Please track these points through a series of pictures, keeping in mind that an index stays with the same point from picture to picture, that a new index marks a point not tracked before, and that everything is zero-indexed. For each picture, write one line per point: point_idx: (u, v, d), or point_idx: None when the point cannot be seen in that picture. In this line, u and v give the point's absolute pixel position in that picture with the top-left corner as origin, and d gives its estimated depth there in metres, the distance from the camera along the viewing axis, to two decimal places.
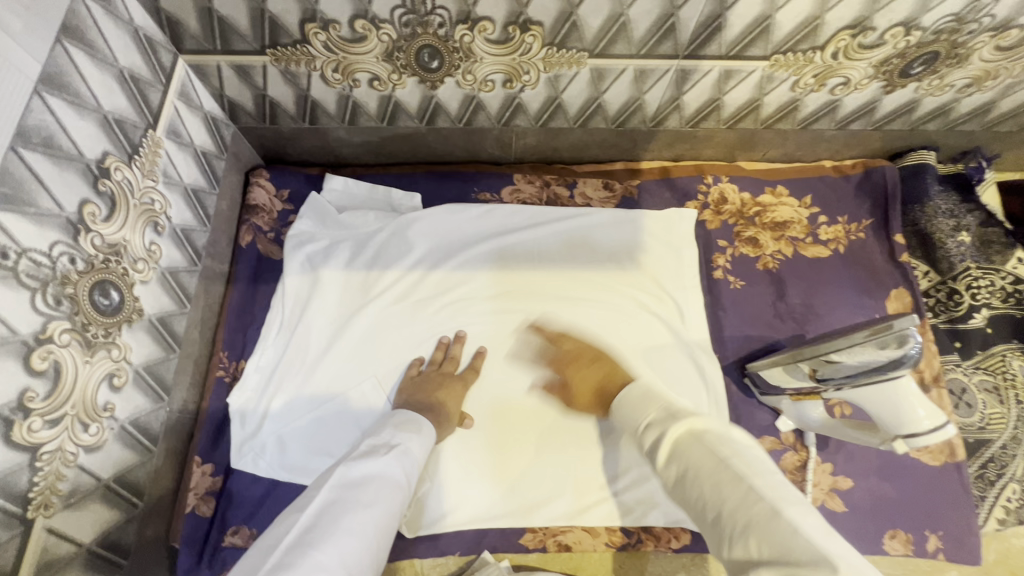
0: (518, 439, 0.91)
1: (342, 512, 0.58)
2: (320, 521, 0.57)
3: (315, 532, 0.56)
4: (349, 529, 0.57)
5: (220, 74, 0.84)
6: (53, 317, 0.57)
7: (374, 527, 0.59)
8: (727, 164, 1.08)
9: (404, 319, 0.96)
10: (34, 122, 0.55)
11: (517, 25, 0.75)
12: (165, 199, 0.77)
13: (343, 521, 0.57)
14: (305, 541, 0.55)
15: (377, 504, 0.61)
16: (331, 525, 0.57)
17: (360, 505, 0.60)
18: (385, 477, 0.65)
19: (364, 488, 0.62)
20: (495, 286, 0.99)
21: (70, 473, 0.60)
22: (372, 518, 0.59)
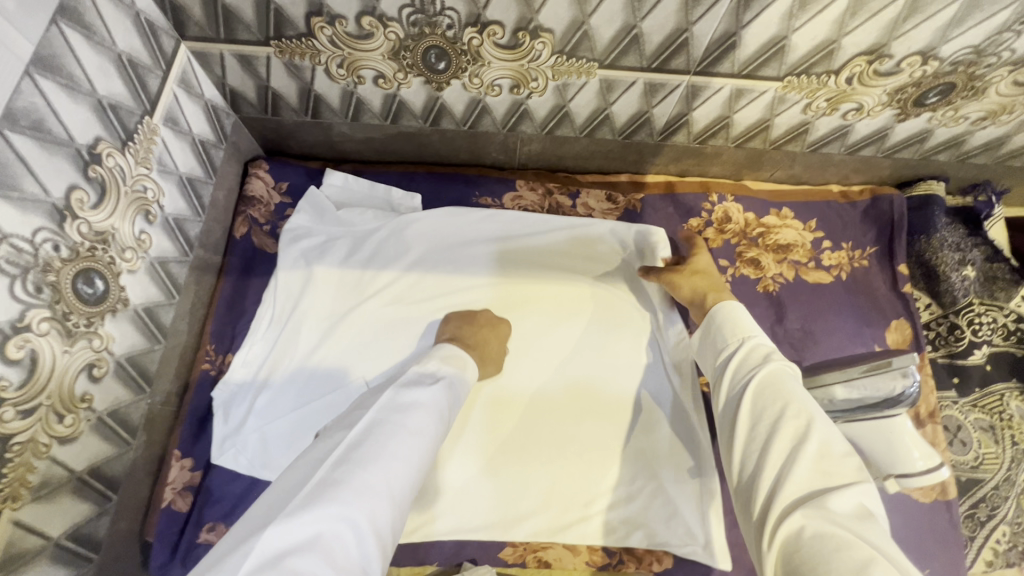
0: (510, 448, 0.90)
1: (391, 433, 0.57)
2: (370, 438, 0.56)
3: (365, 447, 0.55)
4: (397, 450, 0.56)
5: (223, 62, 0.83)
6: (33, 305, 0.56)
7: (419, 453, 0.58)
8: (733, 183, 1.07)
9: (398, 321, 0.95)
10: (23, 104, 0.54)
11: (527, 32, 0.74)
12: (158, 187, 0.75)
13: (391, 443, 0.56)
14: (351, 455, 0.54)
15: (423, 430, 0.60)
16: (380, 444, 0.55)
17: (408, 430, 0.58)
18: (431, 403, 0.63)
19: (412, 414, 0.60)
20: (493, 292, 0.97)
21: (42, 465, 0.59)
22: (420, 443, 0.58)
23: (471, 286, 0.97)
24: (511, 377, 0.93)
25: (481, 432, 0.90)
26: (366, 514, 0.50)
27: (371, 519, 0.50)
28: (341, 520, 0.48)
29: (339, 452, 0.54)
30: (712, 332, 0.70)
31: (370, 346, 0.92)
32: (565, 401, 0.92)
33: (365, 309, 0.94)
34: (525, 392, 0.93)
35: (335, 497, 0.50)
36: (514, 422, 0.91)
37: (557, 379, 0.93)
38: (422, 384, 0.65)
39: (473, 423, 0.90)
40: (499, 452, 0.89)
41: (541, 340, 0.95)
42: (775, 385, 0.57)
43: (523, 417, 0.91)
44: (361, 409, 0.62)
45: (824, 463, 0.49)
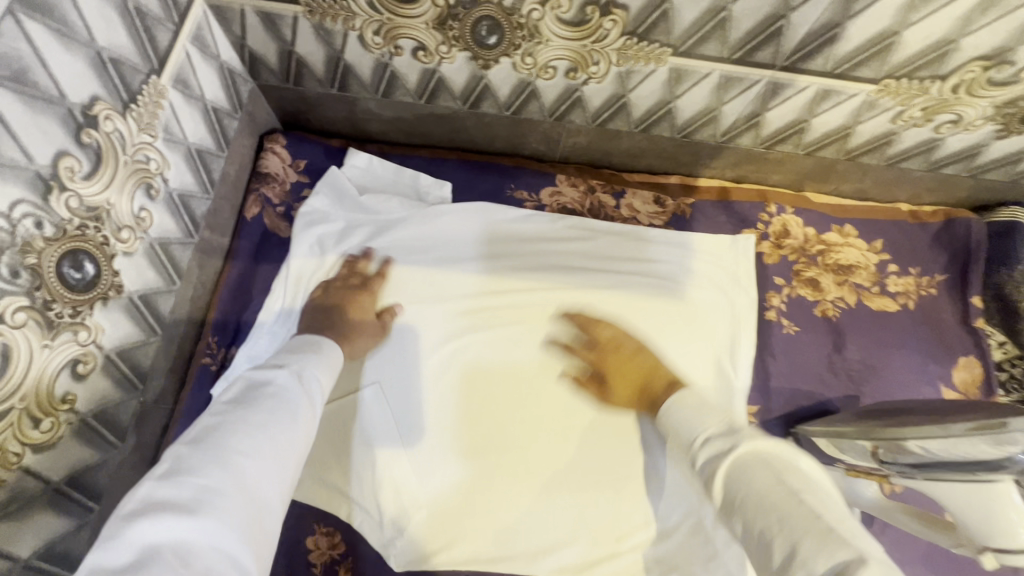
0: (537, 472, 0.81)
1: (227, 434, 0.52)
2: (207, 449, 0.50)
3: (202, 457, 0.49)
4: (234, 447, 0.51)
5: (244, 20, 0.73)
6: (7, 292, 0.47)
7: (268, 443, 0.53)
8: (792, 194, 0.98)
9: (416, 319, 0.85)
10: (3, 49, 0.44)
11: (597, 6, 0.64)
12: (163, 158, 0.66)
13: (234, 449, 0.51)
14: (185, 468, 0.48)
15: (273, 427, 0.55)
16: (212, 445, 0.51)
17: (252, 429, 0.53)
18: (280, 398, 0.58)
19: (254, 409, 0.56)
20: (513, 297, 0.88)
21: (11, 477, 0.50)
22: (271, 443, 0.53)
23: (497, 285, 0.88)
24: (537, 394, 0.84)
25: (501, 452, 0.82)
26: (204, 525, 0.45)
27: (221, 535, 0.45)
28: (177, 540, 0.44)
29: (167, 466, 0.48)
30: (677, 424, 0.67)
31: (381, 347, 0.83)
32: (598, 421, 0.84)
33: (326, 283, 0.83)
34: (552, 410, 0.84)
35: (176, 515, 0.45)
36: (537, 443, 0.82)
37: (588, 397, 0.85)
38: (268, 383, 0.60)
39: (494, 441, 0.82)
40: (524, 477, 0.81)
41: (572, 353, 0.86)
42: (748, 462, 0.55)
43: (552, 436, 0.83)
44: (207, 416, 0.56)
45: (799, 526, 0.47)
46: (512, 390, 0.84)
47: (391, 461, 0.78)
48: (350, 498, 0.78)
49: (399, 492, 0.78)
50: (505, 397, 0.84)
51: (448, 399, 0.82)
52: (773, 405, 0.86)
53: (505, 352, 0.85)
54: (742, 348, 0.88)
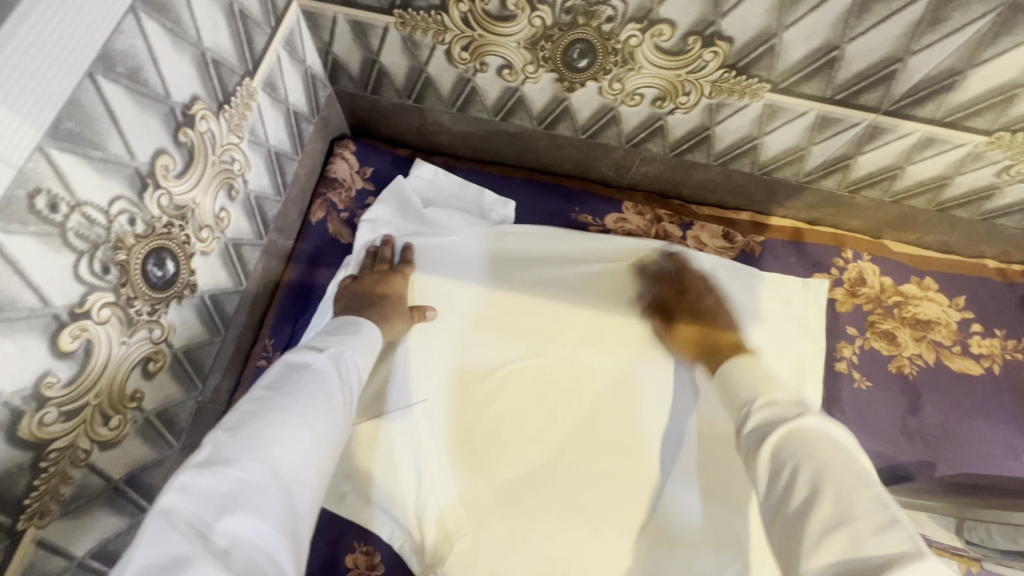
0: (559, 480, 0.78)
1: (269, 421, 0.49)
2: (245, 433, 0.47)
3: (240, 442, 0.46)
4: (277, 435, 0.48)
5: (334, 28, 0.73)
6: (96, 288, 0.46)
7: (308, 434, 0.51)
8: (870, 241, 0.93)
9: (444, 326, 0.84)
10: (122, 46, 0.44)
11: (700, 37, 0.61)
12: (246, 160, 0.66)
13: (269, 434, 0.48)
14: (224, 454, 0.45)
15: (315, 413, 0.53)
16: (254, 432, 0.48)
17: (292, 413, 0.51)
18: (317, 380, 0.56)
19: (295, 394, 0.53)
20: (550, 313, 0.87)
21: (77, 474, 0.49)
22: (309, 428, 0.51)
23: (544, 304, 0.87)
24: (541, 398, 0.83)
25: (518, 460, 0.79)
26: (248, 512, 0.42)
27: (265, 528, 0.42)
28: (220, 532, 0.40)
29: (206, 453, 0.45)
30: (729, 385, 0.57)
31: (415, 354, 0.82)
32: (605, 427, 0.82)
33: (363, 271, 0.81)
34: (559, 414, 0.83)
35: (217, 506, 0.41)
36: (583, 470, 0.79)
37: (600, 406, 0.83)
38: (307, 365, 0.57)
39: (510, 448, 0.80)
40: (545, 485, 0.78)
41: (569, 361, 0.85)
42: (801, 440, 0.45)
43: (566, 443, 0.81)
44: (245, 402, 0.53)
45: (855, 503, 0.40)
46: (518, 394, 0.83)
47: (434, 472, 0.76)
48: (392, 515, 0.74)
49: (433, 513, 0.74)
50: (511, 401, 0.83)
51: (457, 409, 0.81)
52: None
53: (509, 357, 0.85)
54: (808, 399, 0.83)
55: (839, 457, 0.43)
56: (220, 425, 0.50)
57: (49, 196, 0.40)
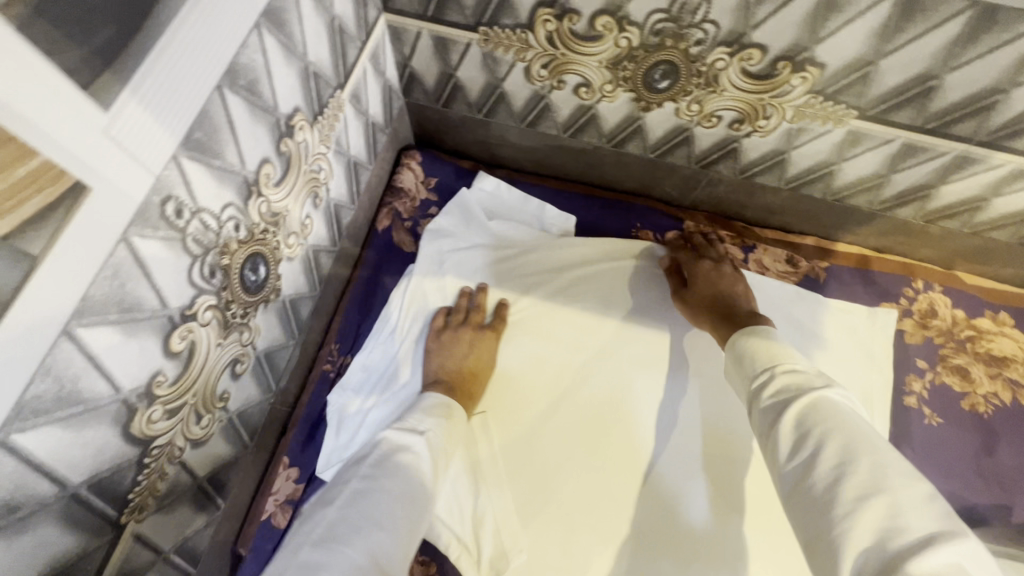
0: (618, 506, 0.76)
1: (373, 505, 0.51)
2: (352, 518, 0.49)
3: (347, 526, 0.48)
4: (379, 522, 0.49)
5: (417, 43, 0.75)
6: (203, 291, 0.48)
7: (404, 523, 0.51)
8: (942, 271, 0.91)
9: (502, 343, 0.84)
10: (246, 60, 0.46)
11: (791, 62, 0.61)
12: (330, 169, 0.67)
13: (372, 525, 0.49)
14: (334, 537, 0.47)
15: (410, 502, 0.53)
16: (359, 517, 0.49)
17: (392, 502, 0.52)
18: (417, 468, 0.57)
19: (394, 476, 0.54)
20: (611, 335, 0.85)
21: (171, 471, 0.51)
22: (406, 519, 0.52)
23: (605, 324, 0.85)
24: (598, 421, 0.81)
25: (575, 484, 0.77)
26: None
27: None
28: None
29: (320, 533, 0.47)
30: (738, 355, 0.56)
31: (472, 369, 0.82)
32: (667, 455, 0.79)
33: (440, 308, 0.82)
34: (617, 438, 0.80)
35: None
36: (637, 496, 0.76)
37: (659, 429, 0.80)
38: (406, 449, 0.59)
39: (567, 471, 0.78)
40: (604, 511, 0.76)
41: (627, 384, 0.82)
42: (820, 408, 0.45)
43: (627, 468, 0.78)
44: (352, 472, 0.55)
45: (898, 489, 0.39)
46: (574, 416, 0.81)
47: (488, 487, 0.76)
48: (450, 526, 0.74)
49: (490, 534, 0.74)
50: (566, 422, 0.81)
51: (513, 430, 0.80)
52: None
53: (565, 378, 0.83)
54: None
55: (859, 433, 0.42)
56: (328, 502, 0.51)
57: (177, 201, 0.42)
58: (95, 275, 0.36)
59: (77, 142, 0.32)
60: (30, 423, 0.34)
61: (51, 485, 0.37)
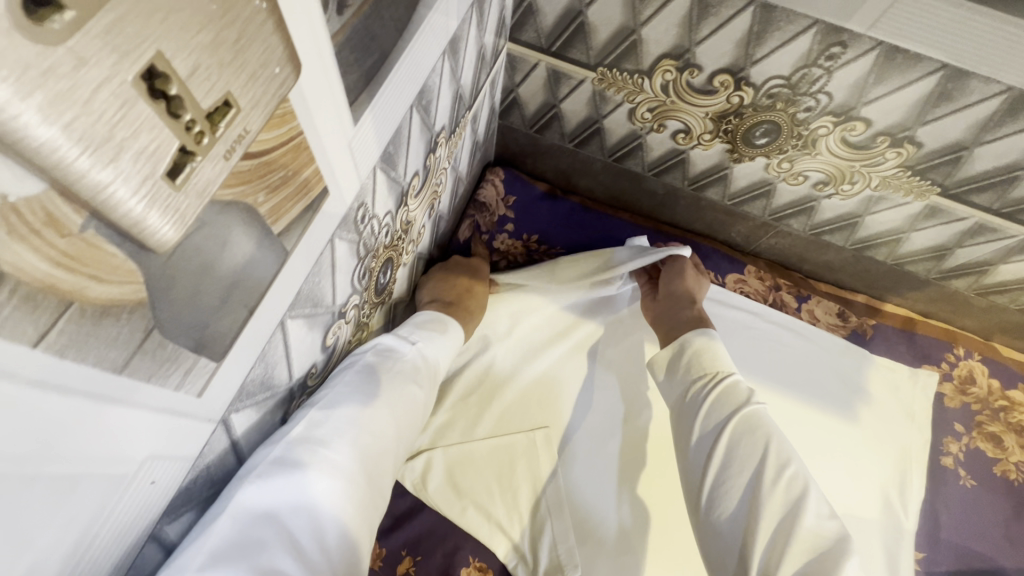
0: (667, 538, 0.76)
1: (340, 400, 0.46)
2: (337, 413, 0.45)
3: (330, 422, 0.44)
4: (357, 420, 0.46)
5: (531, 72, 0.79)
6: (355, 290, 0.50)
7: (386, 425, 0.48)
8: (981, 341, 0.96)
9: (567, 363, 0.87)
10: (430, 82, 0.49)
11: (891, 138, 0.66)
12: (444, 182, 0.71)
13: (350, 417, 0.45)
14: (316, 433, 0.43)
15: (395, 405, 0.50)
16: (347, 418, 0.45)
17: (374, 401, 0.48)
18: (405, 372, 0.54)
19: (383, 383, 0.50)
20: None
21: None
22: (393, 417, 0.49)
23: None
24: (661, 450, 0.81)
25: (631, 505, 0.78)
26: (332, 491, 0.41)
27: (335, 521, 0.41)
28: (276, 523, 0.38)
29: (300, 429, 0.43)
30: (686, 362, 0.60)
31: (537, 388, 0.84)
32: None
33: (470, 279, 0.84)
34: (671, 472, 0.80)
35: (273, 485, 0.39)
36: None
37: None
38: (397, 358, 0.54)
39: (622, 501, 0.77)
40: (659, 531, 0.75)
41: None
42: (735, 399, 0.54)
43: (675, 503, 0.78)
44: (332, 373, 0.50)
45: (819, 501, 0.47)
46: (633, 443, 0.82)
47: (551, 500, 0.76)
48: (510, 537, 0.74)
49: (545, 545, 0.73)
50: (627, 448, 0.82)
51: (571, 450, 0.81)
52: (943, 558, 0.82)
53: (627, 403, 0.85)
54: (912, 487, 0.84)
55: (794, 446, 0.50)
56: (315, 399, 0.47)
57: (364, 209, 0.45)
58: (307, 273, 0.38)
59: (333, 152, 0.34)
60: (242, 405, 0.36)
61: (234, 464, 0.39)
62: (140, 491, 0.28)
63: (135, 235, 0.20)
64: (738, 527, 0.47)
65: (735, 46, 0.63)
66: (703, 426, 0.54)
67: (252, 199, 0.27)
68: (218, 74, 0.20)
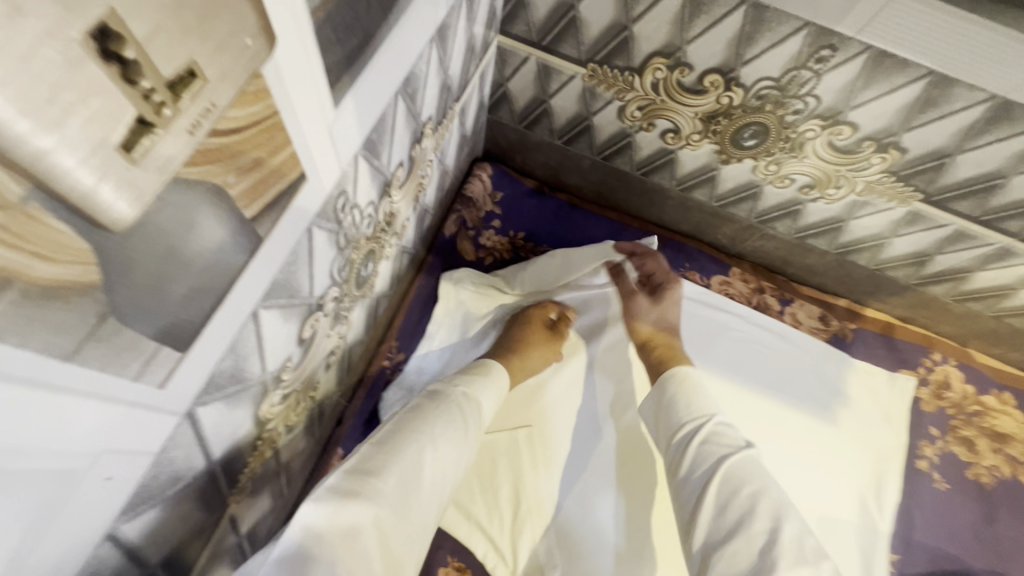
0: (650, 539, 0.74)
1: (413, 444, 0.47)
2: (408, 460, 0.45)
3: (400, 470, 0.44)
4: (421, 466, 0.46)
5: (521, 66, 0.78)
6: (334, 282, 0.49)
7: (439, 478, 0.48)
8: (957, 347, 0.98)
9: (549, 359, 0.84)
10: (417, 70, 0.48)
11: (876, 143, 0.67)
12: (430, 175, 0.69)
13: (417, 466, 0.46)
14: (387, 474, 0.43)
15: (451, 458, 0.50)
16: (416, 464, 0.46)
17: (439, 449, 0.49)
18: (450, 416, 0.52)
19: (448, 433, 0.51)
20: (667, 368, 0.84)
21: (269, 453, 0.52)
22: (446, 468, 0.50)
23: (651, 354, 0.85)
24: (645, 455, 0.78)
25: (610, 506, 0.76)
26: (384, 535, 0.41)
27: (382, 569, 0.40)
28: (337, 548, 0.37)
29: (372, 465, 0.43)
30: (668, 402, 0.59)
31: (519, 388, 0.83)
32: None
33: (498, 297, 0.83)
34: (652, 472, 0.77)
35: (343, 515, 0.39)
36: None
37: None
38: (456, 403, 0.55)
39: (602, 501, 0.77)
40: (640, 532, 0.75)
41: None
42: (724, 444, 0.53)
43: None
44: (410, 413, 0.51)
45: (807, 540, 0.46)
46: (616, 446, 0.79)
47: (532, 500, 0.75)
48: (489, 536, 0.73)
49: (526, 546, 0.72)
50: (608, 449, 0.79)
51: (552, 450, 0.79)
52: (915, 560, 0.83)
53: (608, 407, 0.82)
54: (888, 490, 0.85)
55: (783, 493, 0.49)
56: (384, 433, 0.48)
57: (345, 197, 0.43)
58: (282, 261, 0.36)
59: (312, 135, 0.33)
60: (210, 398, 0.34)
61: (203, 460, 0.37)
62: (95, 489, 0.27)
63: (88, 212, 0.18)
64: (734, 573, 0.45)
65: (725, 45, 0.63)
66: (691, 469, 0.52)
67: (221, 179, 0.26)
68: (181, 41, 0.19)
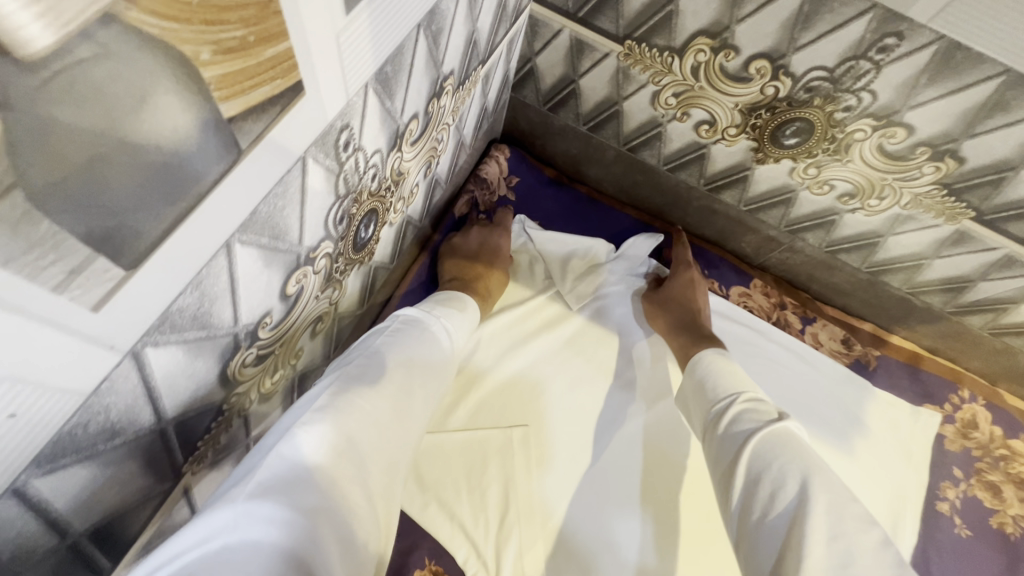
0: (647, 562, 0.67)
1: (362, 381, 0.44)
2: (355, 393, 0.43)
3: (350, 403, 0.42)
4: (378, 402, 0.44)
5: (553, 40, 0.74)
6: (328, 236, 0.44)
7: (405, 407, 0.47)
8: (987, 386, 0.92)
9: (553, 357, 0.79)
10: (443, 7, 0.43)
11: (932, 150, 0.61)
12: (445, 142, 0.64)
13: (370, 395, 0.43)
14: (337, 413, 0.41)
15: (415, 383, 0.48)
16: (368, 396, 0.43)
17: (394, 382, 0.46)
18: (431, 348, 0.53)
19: (405, 362, 0.49)
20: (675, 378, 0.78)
21: (235, 424, 0.46)
22: (411, 396, 0.48)
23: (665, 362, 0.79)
24: (647, 471, 0.73)
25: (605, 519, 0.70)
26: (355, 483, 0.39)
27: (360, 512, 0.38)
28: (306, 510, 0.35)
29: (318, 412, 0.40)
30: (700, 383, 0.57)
31: (518, 384, 0.77)
32: (698, 510, 0.71)
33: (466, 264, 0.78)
34: (651, 487, 0.72)
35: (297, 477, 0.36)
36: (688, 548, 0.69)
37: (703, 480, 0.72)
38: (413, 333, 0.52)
39: (599, 514, 0.70)
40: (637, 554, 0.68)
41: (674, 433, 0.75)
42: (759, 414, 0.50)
43: (655, 524, 0.70)
44: (360, 350, 0.48)
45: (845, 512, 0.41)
46: (617, 456, 0.73)
47: (521, 505, 0.69)
48: (472, 540, 0.66)
49: (511, 555, 0.66)
50: (607, 461, 0.73)
51: (550, 453, 0.73)
52: None
53: (611, 413, 0.76)
54: (905, 531, 0.79)
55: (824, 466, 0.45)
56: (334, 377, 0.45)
57: (349, 134, 0.38)
58: (268, 190, 0.31)
59: (317, 42, 0.28)
60: (164, 338, 0.29)
61: (152, 416, 0.32)
62: None
63: None
64: (777, 540, 0.40)
65: (779, 27, 0.57)
66: (724, 437, 0.49)
67: (192, 51, 0.20)
68: None
